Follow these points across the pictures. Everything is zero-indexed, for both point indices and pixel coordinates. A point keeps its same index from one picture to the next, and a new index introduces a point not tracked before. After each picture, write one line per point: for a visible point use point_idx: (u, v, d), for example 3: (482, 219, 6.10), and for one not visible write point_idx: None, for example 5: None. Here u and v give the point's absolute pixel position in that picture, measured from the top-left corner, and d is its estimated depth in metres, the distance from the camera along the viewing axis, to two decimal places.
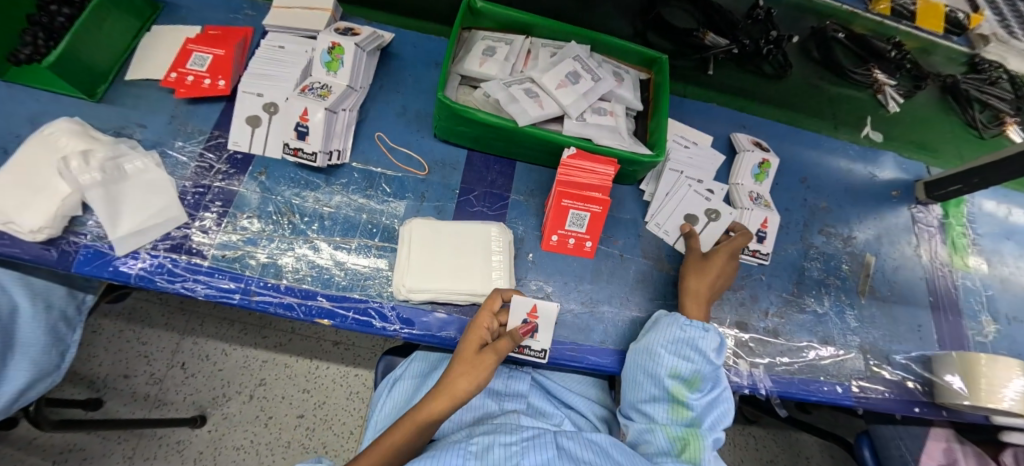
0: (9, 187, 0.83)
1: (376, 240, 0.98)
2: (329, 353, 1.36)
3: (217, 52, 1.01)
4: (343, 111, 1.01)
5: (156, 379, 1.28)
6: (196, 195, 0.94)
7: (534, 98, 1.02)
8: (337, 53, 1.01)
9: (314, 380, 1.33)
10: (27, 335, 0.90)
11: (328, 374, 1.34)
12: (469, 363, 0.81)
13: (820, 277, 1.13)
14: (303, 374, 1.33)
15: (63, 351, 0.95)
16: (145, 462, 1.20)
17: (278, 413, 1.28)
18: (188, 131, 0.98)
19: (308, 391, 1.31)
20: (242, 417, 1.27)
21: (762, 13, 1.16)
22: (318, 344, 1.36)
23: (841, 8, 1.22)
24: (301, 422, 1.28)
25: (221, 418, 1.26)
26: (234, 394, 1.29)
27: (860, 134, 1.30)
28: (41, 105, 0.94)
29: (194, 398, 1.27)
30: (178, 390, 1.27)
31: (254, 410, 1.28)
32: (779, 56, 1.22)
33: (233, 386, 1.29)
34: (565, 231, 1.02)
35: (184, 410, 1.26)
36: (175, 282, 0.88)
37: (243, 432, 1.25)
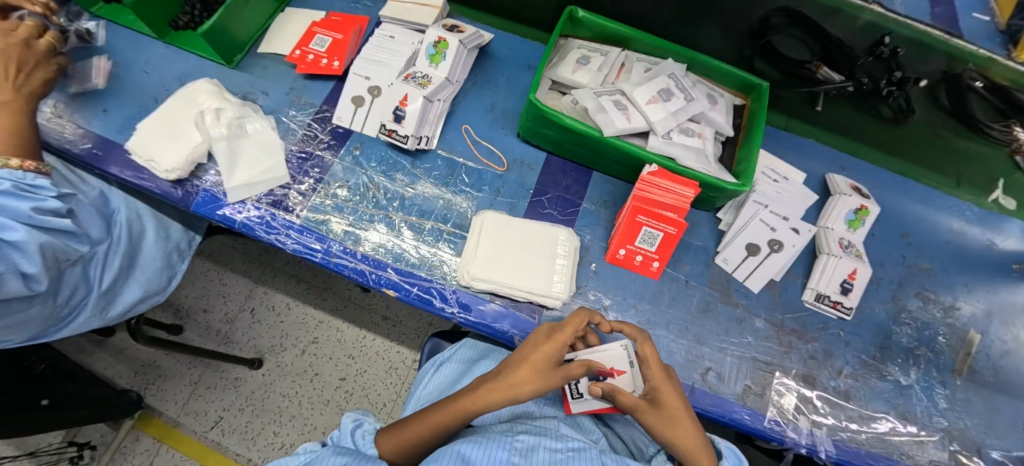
0: (158, 132, 0.99)
1: (448, 226, 1.03)
2: (377, 327, 1.44)
3: (337, 36, 1.12)
4: (438, 101, 1.07)
5: (228, 318, 1.43)
6: (299, 159, 1.05)
7: (623, 111, 1.02)
8: (441, 48, 1.08)
9: (360, 349, 1.42)
10: (149, 259, 1.05)
11: (374, 346, 1.42)
12: (537, 374, 0.82)
13: (909, 344, 1.02)
14: (351, 341, 1.42)
15: (171, 277, 1.09)
16: (207, 390, 1.35)
17: (322, 372, 1.38)
18: (301, 102, 1.09)
19: (353, 358, 1.40)
20: (293, 368, 1.38)
21: (886, 50, 1.01)
22: (368, 315, 1.46)
23: (977, 51, 0.97)
24: (341, 384, 1.37)
25: (275, 365, 1.38)
26: (289, 345, 1.40)
27: (987, 197, 1.17)
28: (190, 67, 1.10)
29: (255, 342, 1.40)
30: (244, 332, 1.41)
31: (303, 364, 1.38)
32: (901, 99, 1.07)
33: (290, 338, 1.41)
34: (634, 247, 1.01)
35: (246, 351, 1.39)
36: (271, 234, 0.98)
37: (290, 382, 1.37)
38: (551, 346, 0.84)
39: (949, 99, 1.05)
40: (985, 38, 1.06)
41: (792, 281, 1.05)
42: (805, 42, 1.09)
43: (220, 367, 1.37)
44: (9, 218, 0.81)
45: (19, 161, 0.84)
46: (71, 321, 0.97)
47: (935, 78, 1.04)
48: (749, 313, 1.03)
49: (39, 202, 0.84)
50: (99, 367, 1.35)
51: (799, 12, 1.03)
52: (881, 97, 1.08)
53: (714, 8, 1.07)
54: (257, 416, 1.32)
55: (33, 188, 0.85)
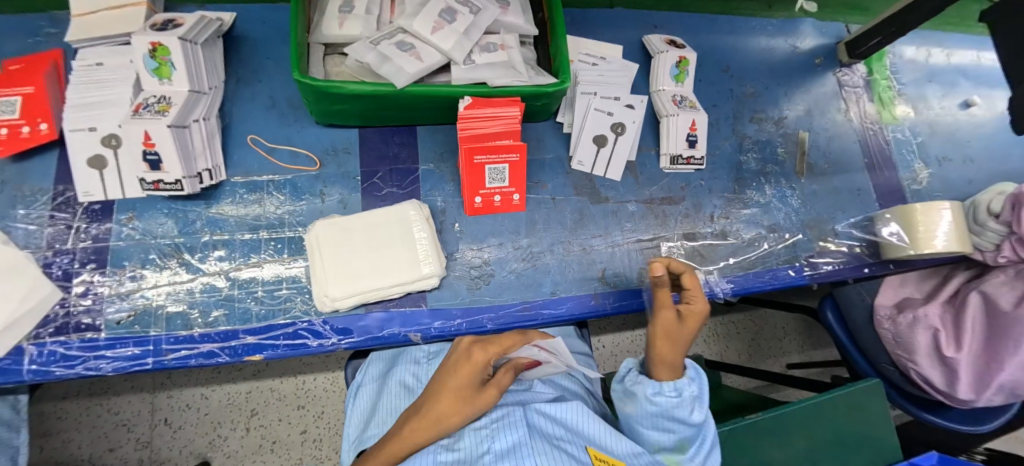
0: None
1: (285, 257, 0.89)
2: (310, 365, 1.32)
3: (27, 90, 0.84)
4: (195, 122, 0.85)
5: (143, 443, 1.23)
6: (63, 264, 0.83)
7: (409, 51, 0.87)
8: (161, 55, 0.84)
9: (306, 395, 1.31)
10: None
11: (317, 386, 1.31)
12: (464, 399, 0.68)
13: (758, 167, 1.09)
14: (291, 393, 1.30)
15: (15, 456, 0.84)
16: None
17: (282, 437, 1.27)
18: (28, 193, 0.85)
19: (303, 407, 1.30)
20: (246, 450, 1.25)
21: None
22: (296, 360, 1.32)
23: None
24: (305, 437, 1.28)
25: (225, 458, 1.24)
26: (229, 432, 1.26)
27: (794, 6, 1.19)
28: None
29: (191, 448, 1.24)
30: (171, 446, 1.23)
31: (255, 441, 1.26)
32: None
33: (226, 425, 1.26)
34: (488, 190, 0.94)
35: (187, 462, 1.23)
36: (75, 365, 0.79)
37: (251, 464, 1.25)
38: (474, 362, 0.70)
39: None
40: None
41: (645, 154, 1.05)
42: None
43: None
44: None
45: None
46: None
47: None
48: (620, 201, 1.02)
49: None
50: None
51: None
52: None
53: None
54: None
55: None
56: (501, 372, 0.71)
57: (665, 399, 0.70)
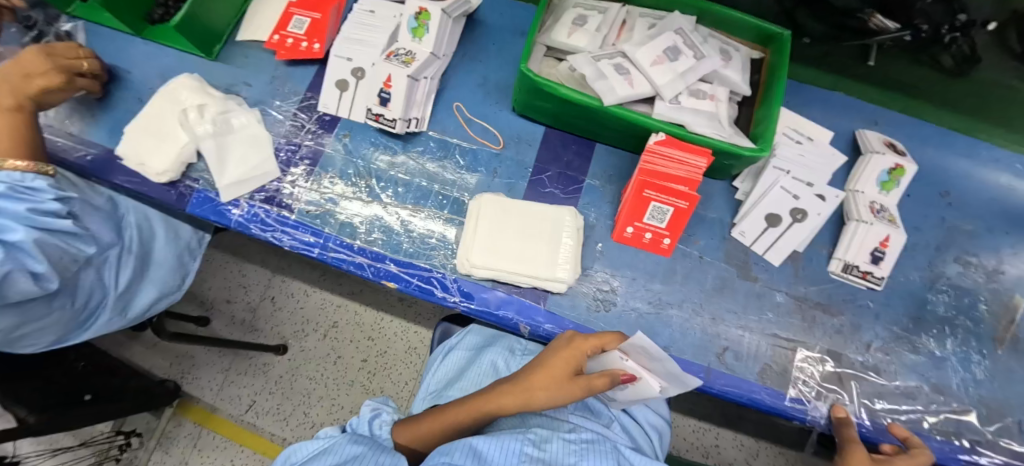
0: (143, 134, 0.97)
1: (445, 212, 0.99)
2: (394, 309, 1.45)
3: (316, 15, 1.05)
4: (424, 79, 1.00)
5: (250, 307, 1.45)
6: (288, 153, 1.01)
7: (624, 75, 0.91)
8: (423, 19, 0.99)
9: (379, 331, 1.43)
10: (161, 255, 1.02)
11: (392, 327, 1.43)
12: (554, 381, 0.75)
13: (945, 313, 0.95)
14: (370, 324, 1.43)
15: (185, 275, 1.07)
16: (238, 376, 1.39)
17: (346, 356, 1.41)
18: (285, 91, 1.05)
19: (372, 340, 1.42)
20: (316, 352, 1.41)
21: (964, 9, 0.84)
22: (384, 297, 1.46)
23: None
24: (363, 366, 1.40)
25: (299, 350, 1.41)
26: (311, 330, 1.43)
27: None
28: (167, 60, 1.07)
29: (279, 329, 1.43)
30: (267, 320, 1.44)
31: (327, 348, 1.41)
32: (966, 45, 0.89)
33: (311, 324, 1.43)
34: (642, 224, 0.95)
35: (270, 338, 1.42)
36: (267, 231, 0.96)
37: (316, 365, 1.40)
38: (574, 351, 0.77)
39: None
40: None
41: (816, 251, 0.98)
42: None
43: (248, 355, 1.41)
44: (9, 219, 0.73)
45: (15, 163, 0.78)
46: (94, 322, 0.94)
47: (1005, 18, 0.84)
48: (770, 288, 0.96)
49: (38, 203, 0.76)
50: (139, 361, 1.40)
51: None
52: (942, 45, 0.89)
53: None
54: (287, 399, 1.37)
55: (29, 190, 0.77)
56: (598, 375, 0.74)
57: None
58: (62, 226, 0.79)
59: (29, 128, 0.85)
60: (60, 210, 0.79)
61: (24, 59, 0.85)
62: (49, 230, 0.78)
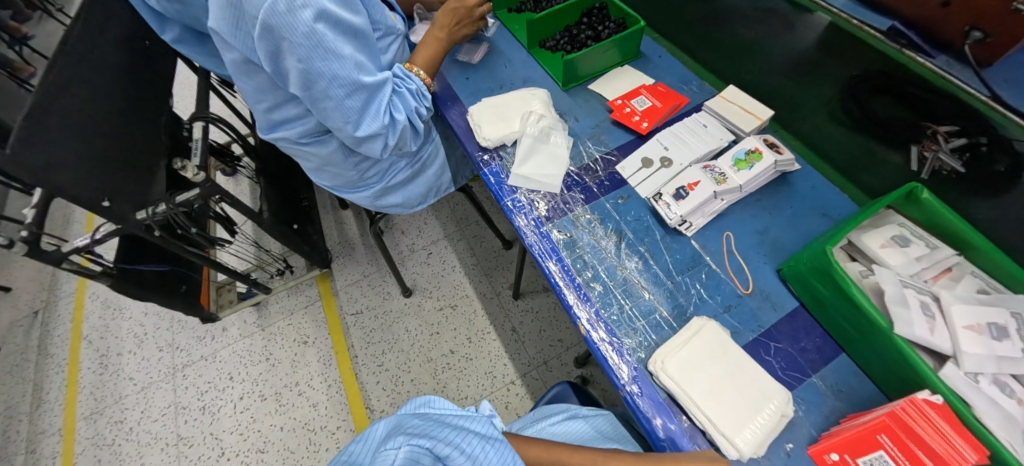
0: (489, 110, 1.22)
1: (664, 308, 0.99)
2: (508, 344, 1.72)
3: (658, 104, 1.23)
4: (720, 200, 1.07)
5: (411, 247, 1.99)
6: (572, 181, 1.14)
7: (928, 317, 0.84)
8: (752, 157, 1.08)
9: (479, 341, 1.74)
10: (425, 180, 1.38)
11: (490, 348, 1.72)
12: None
13: None
14: (478, 329, 1.76)
15: (424, 199, 1.44)
16: (368, 284, 1.91)
17: (444, 335, 1.76)
18: (599, 139, 1.22)
19: (469, 344, 1.73)
20: (426, 316, 1.81)
21: None
22: (505, 322, 1.77)
23: None
24: (450, 356, 1.71)
25: (416, 302, 1.85)
26: (432, 295, 1.86)
27: None
28: (536, 75, 1.36)
29: (418, 277, 1.90)
30: (412, 263, 1.94)
31: (432, 316, 1.81)
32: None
33: (437, 293, 1.86)
34: (852, 460, 0.80)
35: (407, 279, 1.90)
36: (519, 222, 1.09)
37: (414, 318, 1.81)
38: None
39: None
40: None
41: None
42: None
43: (384, 276, 1.92)
44: (403, 106, 1.06)
45: (424, 76, 1.14)
46: (358, 191, 1.31)
47: None
48: None
49: (419, 107, 1.10)
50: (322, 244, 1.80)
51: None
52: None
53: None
54: (380, 325, 1.81)
55: (420, 95, 1.12)
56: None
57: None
58: (415, 128, 1.14)
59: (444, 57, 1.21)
60: (422, 117, 1.14)
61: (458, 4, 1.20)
62: (409, 125, 1.12)
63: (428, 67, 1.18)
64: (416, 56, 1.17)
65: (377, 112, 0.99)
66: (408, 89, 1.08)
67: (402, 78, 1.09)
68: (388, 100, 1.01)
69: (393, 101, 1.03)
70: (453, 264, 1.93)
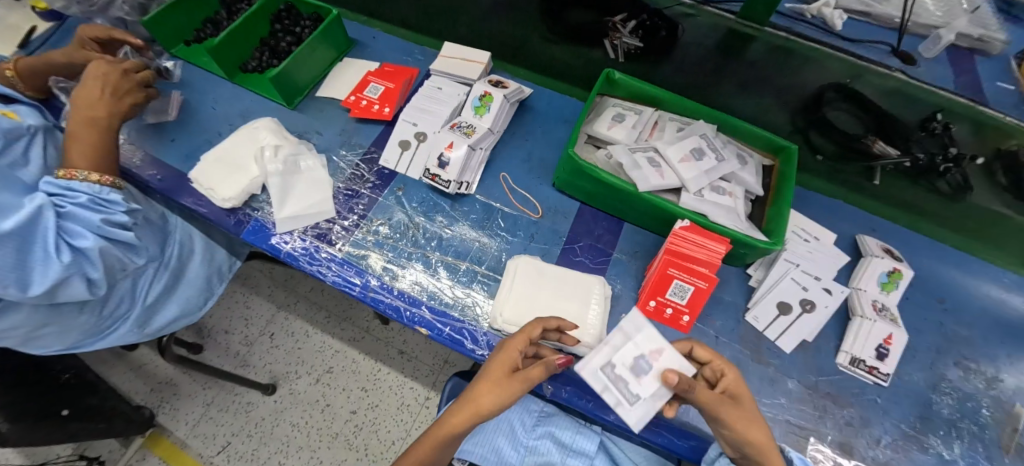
0: (214, 163, 1.07)
1: (482, 268, 1.05)
2: (401, 366, 1.52)
3: (389, 85, 1.23)
4: (480, 149, 1.13)
5: (247, 341, 1.54)
6: (345, 197, 1.11)
7: (656, 168, 1.04)
8: (486, 101, 1.16)
9: (374, 382, 1.49)
10: (194, 272, 1.15)
11: (389, 380, 1.49)
12: (498, 384, 0.80)
13: (951, 416, 0.99)
14: (366, 373, 1.50)
15: (207, 298, 1.20)
16: (217, 412, 1.45)
17: (334, 402, 1.45)
18: (351, 143, 1.18)
19: (366, 391, 1.48)
20: (305, 397, 1.46)
21: (939, 126, 1.06)
22: (385, 348, 1.54)
23: (956, 99, 1.01)
24: (352, 417, 1.44)
25: (287, 392, 1.47)
26: (302, 373, 1.49)
27: None
28: (253, 105, 1.23)
29: (271, 367, 1.50)
30: (260, 356, 1.52)
31: (315, 394, 1.47)
32: (959, 174, 1.09)
33: (304, 366, 1.50)
34: (664, 299, 1.01)
35: (260, 377, 1.48)
36: (313, 265, 1.02)
37: (299, 409, 1.45)
38: (510, 351, 0.83)
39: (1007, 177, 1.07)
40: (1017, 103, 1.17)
41: (824, 342, 1.04)
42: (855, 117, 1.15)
43: (229, 389, 1.47)
44: (81, 226, 0.86)
45: (98, 175, 0.92)
46: (112, 332, 1.05)
47: (990, 155, 1.07)
48: (781, 374, 1.01)
49: (109, 215, 0.90)
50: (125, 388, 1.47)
51: (853, 88, 1.08)
52: (938, 174, 1.09)
53: (762, 80, 1.14)
54: (262, 443, 1.40)
55: (106, 201, 0.91)
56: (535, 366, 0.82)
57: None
58: (124, 240, 0.93)
59: (115, 141, 1.00)
60: (126, 222, 0.93)
61: (105, 81, 1.02)
62: (115, 240, 0.92)
63: (101, 164, 0.96)
64: (73, 157, 0.93)
65: (44, 254, 0.81)
66: (77, 202, 0.87)
67: (60, 195, 0.88)
68: (54, 229, 0.83)
69: (63, 227, 0.85)
70: (303, 328, 1.56)
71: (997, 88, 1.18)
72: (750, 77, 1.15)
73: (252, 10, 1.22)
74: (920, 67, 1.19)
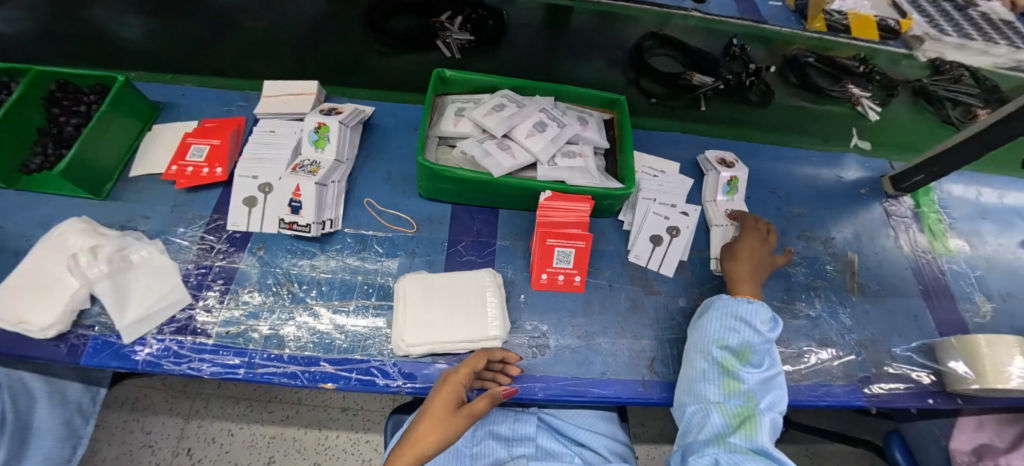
0: (21, 290, 0.90)
1: (373, 300, 1.02)
2: (348, 424, 1.41)
3: (214, 142, 1.12)
4: (332, 183, 1.08)
5: None
6: (198, 276, 1.00)
7: (506, 150, 1.08)
8: (323, 132, 1.11)
9: (325, 452, 1.37)
10: (43, 420, 0.98)
11: (341, 443, 1.38)
12: (442, 421, 0.78)
13: (807, 281, 1.17)
14: (313, 446, 1.37)
15: (75, 444, 1.02)
16: None
17: None
18: (189, 217, 1.07)
19: (319, 464, 1.35)
20: None
21: (737, 49, 1.30)
22: (326, 412, 1.42)
23: (746, 24, 1.28)
24: None
25: None
26: None
27: (850, 144, 1.39)
28: (51, 208, 1.05)
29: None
30: None
31: None
32: (761, 86, 1.33)
33: None
34: (553, 269, 1.05)
35: None
36: (181, 363, 0.91)
37: None
38: (454, 386, 0.83)
39: (797, 77, 1.34)
40: (783, 18, 1.43)
41: (698, 257, 1.17)
42: (676, 59, 1.32)
43: None
44: None
45: None
46: None
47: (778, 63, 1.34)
48: (672, 297, 1.11)
49: None
50: None
51: (664, 34, 1.28)
52: (747, 88, 1.31)
53: (592, 42, 1.28)
54: None
55: None
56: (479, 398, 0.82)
57: (738, 301, 0.91)
58: None
59: None
60: None
61: None
62: None
63: None
64: None
65: None
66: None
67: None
68: None
69: None
70: (225, 428, 1.37)
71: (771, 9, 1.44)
72: (581, 41, 1.28)
73: (12, 100, 1.01)
74: (708, 3, 1.38)
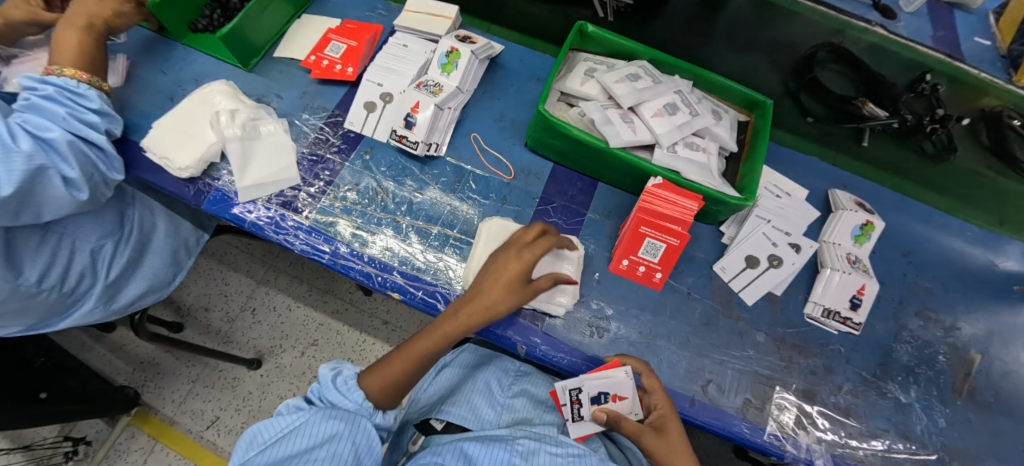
0: (171, 131, 1.02)
1: (455, 232, 1.04)
2: (384, 336, 1.50)
3: (352, 43, 1.17)
4: (448, 109, 1.10)
5: (229, 317, 1.48)
6: (311, 162, 1.07)
7: (629, 124, 1.02)
8: (453, 58, 1.12)
9: (359, 353, 1.47)
10: (159, 245, 1.12)
11: (375, 350, 1.47)
12: (509, 292, 0.86)
13: (909, 363, 1.04)
14: (352, 344, 1.48)
15: (176, 272, 1.16)
16: (204, 389, 1.40)
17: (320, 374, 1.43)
18: (314, 106, 1.13)
19: (352, 361, 1.46)
20: (292, 369, 1.43)
21: (927, 88, 1.07)
22: (369, 319, 1.51)
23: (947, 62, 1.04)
24: None
25: (273, 366, 1.43)
26: (288, 347, 1.46)
27: None
28: (206, 67, 1.16)
29: (255, 343, 1.46)
30: (244, 332, 1.47)
31: (303, 366, 1.44)
32: (943, 135, 1.12)
33: (289, 339, 1.47)
34: (637, 258, 1.01)
35: (245, 352, 1.44)
36: (280, 234, 1.00)
37: (288, 382, 1.42)
38: (519, 262, 0.87)
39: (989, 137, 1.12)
40: (987, 63, 1.14)
41: (794, 295, 1.07)
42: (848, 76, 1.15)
43: (216, 366, 1.42)
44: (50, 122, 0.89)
45: (75, 72, 0.95)
46: (76, 310, 1.04)
47: (975, 115, 1.11)
48: (750, 327, 1.03)
49: (78, 112, 0.92)
50: (102, 363, 1.41)
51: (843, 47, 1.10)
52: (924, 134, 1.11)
53: (759, 40, 1.16)
54: (253, 417, 1.37)
55: (78, 96, 0.94)
56: (544, 277, 0.90)
57: None
58: (95, 140, 0.92)
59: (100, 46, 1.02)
60: (97, 123, 0.94)
61: None
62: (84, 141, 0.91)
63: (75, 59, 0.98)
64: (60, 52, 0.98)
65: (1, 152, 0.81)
66: (45, 94, 0.92)
67: (35, 88, 0.93)
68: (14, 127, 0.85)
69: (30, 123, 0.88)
70: (286, 303, 1.51)
71: (973, 44, 1.15)
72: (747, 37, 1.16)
73: None
74: (901, 21, 1.14)
